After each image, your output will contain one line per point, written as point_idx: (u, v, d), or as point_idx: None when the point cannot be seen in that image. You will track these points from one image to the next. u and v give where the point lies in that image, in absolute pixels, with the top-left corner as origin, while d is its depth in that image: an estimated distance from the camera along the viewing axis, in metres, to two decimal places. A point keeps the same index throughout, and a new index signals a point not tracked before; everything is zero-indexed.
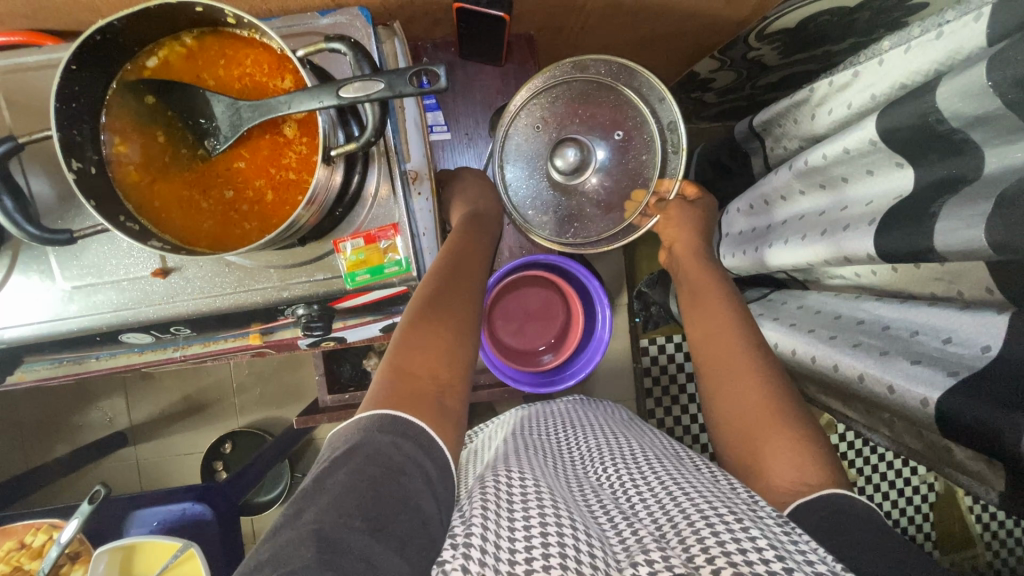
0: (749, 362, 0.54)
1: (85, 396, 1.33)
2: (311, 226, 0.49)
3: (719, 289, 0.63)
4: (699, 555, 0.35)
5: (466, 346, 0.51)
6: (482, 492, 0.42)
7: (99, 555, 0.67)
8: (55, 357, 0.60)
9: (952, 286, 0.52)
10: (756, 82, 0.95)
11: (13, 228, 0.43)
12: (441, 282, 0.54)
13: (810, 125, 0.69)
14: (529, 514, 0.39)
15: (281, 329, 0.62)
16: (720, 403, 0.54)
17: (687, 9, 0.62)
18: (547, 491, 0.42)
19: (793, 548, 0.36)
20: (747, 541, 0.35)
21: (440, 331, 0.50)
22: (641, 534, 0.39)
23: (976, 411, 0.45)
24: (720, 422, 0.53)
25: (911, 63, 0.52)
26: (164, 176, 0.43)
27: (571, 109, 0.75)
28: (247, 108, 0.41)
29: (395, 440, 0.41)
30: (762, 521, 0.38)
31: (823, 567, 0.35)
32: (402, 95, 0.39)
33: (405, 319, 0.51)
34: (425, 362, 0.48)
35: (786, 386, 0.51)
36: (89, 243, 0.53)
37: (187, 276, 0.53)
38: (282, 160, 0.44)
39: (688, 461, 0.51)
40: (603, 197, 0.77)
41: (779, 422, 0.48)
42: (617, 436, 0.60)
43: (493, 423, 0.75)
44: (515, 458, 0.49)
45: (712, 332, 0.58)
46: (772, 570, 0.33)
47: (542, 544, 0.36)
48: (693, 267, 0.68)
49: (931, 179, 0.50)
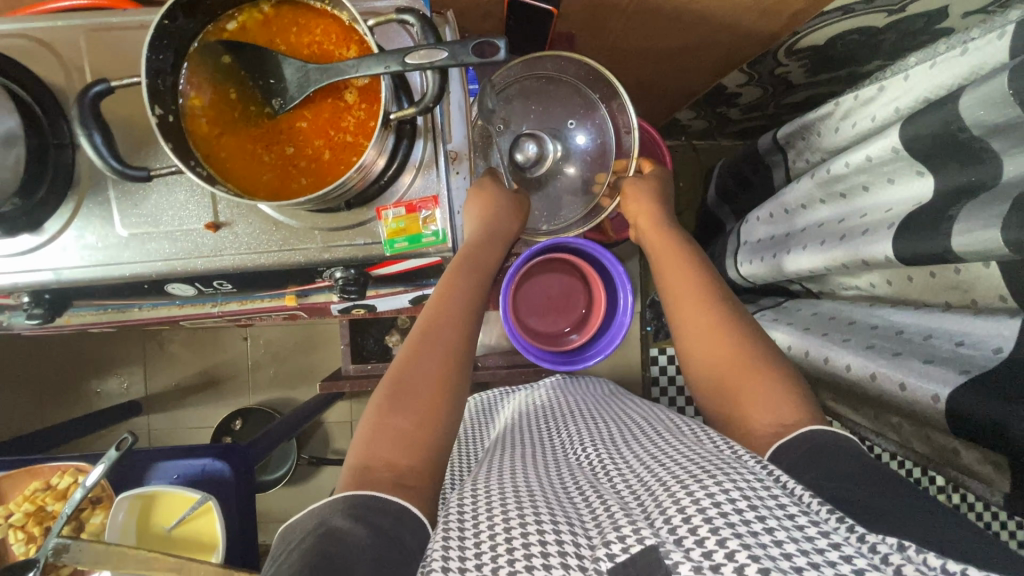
0: (725, 329, 0.60)
1: (105, 362, 1.37)
2: (358, 190, 0.52)
3: (700, 284, 0.64)
4: (676, 517, 0.40)
5: (444, 411, 0.56)
6: (457, 510, 0.46)
7: (120, 501, 0.70)
8: (102, 303, 0.63)
9: (967, 294, 0.54)
10: (780, 99, 0.99)
11: (99, 161, 0.46)
12: (414, 354, 0.59)
13: (833, 138, 0.72)
14: (495, 524, 0.43)
15: (316, 293, 0.65)
16: (701, 368, 0.61)
17: (722, 17, 0.66)
18: (512, 498, 0.47)
19: (767, 495, 0.41)
20: (722, 498, 0.41)
21: (411, 406, 0.55)
22: (617, 511, 0.44)
23: (985, 406, 0.47)
24: (703, 375, 0.60)
25: (935, 78, 0.55)
26: (232, 130, 0.47)
27: (525, 105, 0.76)
28: (316, 71, 0.44)
29: (349, 517, 0.45)
30: (737, 474, 0.44)
31: (794, 508, 0.40)
32: (463, 64, 0.42)
33: (379, 395, 0.56)
34: (389, 451, 0.52)
35: (758, 339, 0.58)
36: (148, 193, 0.56)
37: (236, 231, 0.56)
38: (342, 123, 0.47)
39: (666, 432, 0.57)
40: (572, 183, 0.80)
41: (760, 375, 0.55)
42: (601, 428, 0.65)
43: (484, 427, 0.85)
44: (489, 474, 0.54)
45: (689, 318, 0.62)
46: (745, 519, 0.38)
47: (507, 550, 0.41)
48: (669, 262, 0.67)
49: (951, 187, 0.52)
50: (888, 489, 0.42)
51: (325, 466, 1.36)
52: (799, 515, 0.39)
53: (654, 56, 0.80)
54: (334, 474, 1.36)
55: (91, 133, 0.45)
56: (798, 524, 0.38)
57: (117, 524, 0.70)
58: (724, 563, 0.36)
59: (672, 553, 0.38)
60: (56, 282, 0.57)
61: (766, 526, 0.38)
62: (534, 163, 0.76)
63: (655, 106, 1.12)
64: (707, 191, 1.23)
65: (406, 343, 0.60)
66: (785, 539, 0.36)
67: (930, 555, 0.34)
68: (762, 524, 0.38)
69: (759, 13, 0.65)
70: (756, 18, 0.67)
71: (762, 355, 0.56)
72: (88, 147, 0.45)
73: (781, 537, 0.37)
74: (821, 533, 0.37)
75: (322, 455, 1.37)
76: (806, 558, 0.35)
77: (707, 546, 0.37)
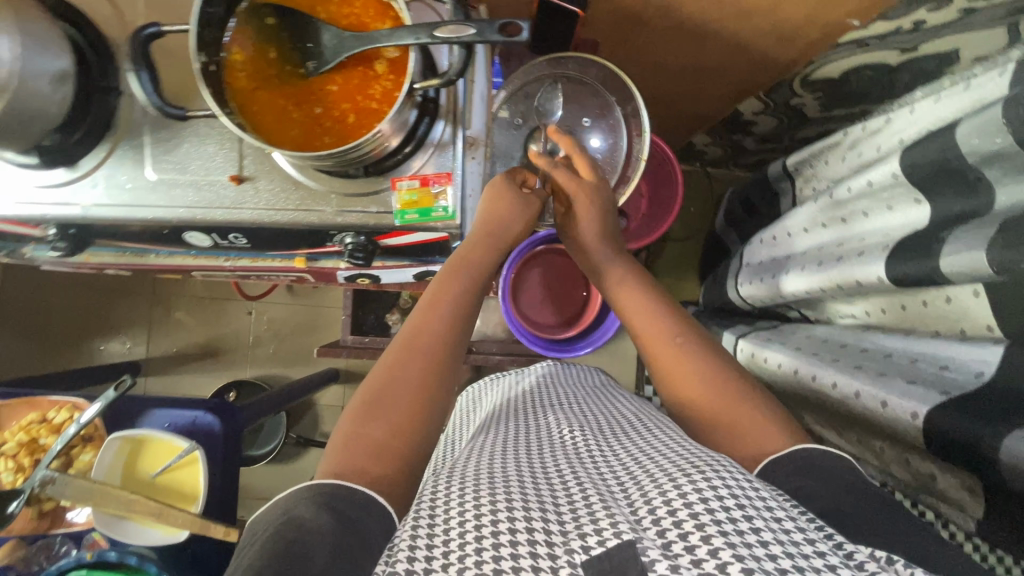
0: (702, 357, 0.59)
1: (112, 320, 1.39)
2: (374, 156, 0.55)
3: (665, 315, 0.64)
4: (661, 509, 0.41)
5: (425, 412, 0.57)
6: (429, 497, 0.47)
7: (110, 442, 0.71)
8: (122, 245, 0.66)
9: (956, 323, 0.55)
10: (793, 132, 1.02)
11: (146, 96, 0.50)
12: (399, 359, 0.59)
13: (839, 167, 0.75)
14: (466, 512, 0.43)
15: (325, 258, 0.67)
16: (681, 393, 0.58)
17: (741, 39, 0.69)
18: (486, 485, 0.47)
19: (756, 496, 0.41)
20: (710, 492, 0.41)
21: (391, 413, 0.55)
22: (596, 505, 0.44)
23: (960, 426, 0.48)
24: (683, 402, 0.58)
25: (939, 112, 0.57)
26: (267, 85, 0.50)
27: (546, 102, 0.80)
28: (352, 39, 0.47)
29: (317, 509, 0.45)
30: (725, 469, 0.44)
31: (782, 512, 0.40)
32: (489, 41, 0.44)
33: (358, 400, 0.57)
34: (362, 456, 0.51)
35: (742, 373, 0.57)
36: (180, 142, 0.60)
37: (257, 186, 0.59)
38: (368, 91, 0.50)
39: (658, 428, 0.57)
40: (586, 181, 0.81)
41: (744, 403, 0.54)
42: (583, 420, 0.64)
43: (471, 414, 0.84)
44: (461, 467, 0.54)
45: (662, 350, 0.61)
46: (732, 517, 0.39)
47: (476, 539, 0.41)
48: (636, 289, 0.67)
49: (946, 214, 0.54)
50: (858, 492, 0.43)
51: (312, 448, 1.37)
52: (785, 518, 0.39)
53: (672, 73, 0.83)
54: (319, 458, 1.36)
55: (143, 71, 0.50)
56: (786, 528, 0.38)
57: (105, 463, 0.71)
58: (705, 559, 0.36)
59: (649, 551, 0.38)
60: (81, 217, 0.59)
61: (753, 524, 0.38)
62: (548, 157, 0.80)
63: (672, 127, 1.15)
64: (716, 217, 1.25)
65: (390, 349, 0.61)
66: (772, 541, 0.37)
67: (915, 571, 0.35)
68: (749, 521, 0.38)
69: (775, 38, 0.68)
70: (772, 44, 0.70)
71: (746, 385, 0.55)
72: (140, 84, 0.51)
73: (768, 537, 0.37)
74: (807, 539, 0.38)
75: (310, 437, 1.38)
76: (792, 561, 0.35)
77: (691, 541, 0.38)
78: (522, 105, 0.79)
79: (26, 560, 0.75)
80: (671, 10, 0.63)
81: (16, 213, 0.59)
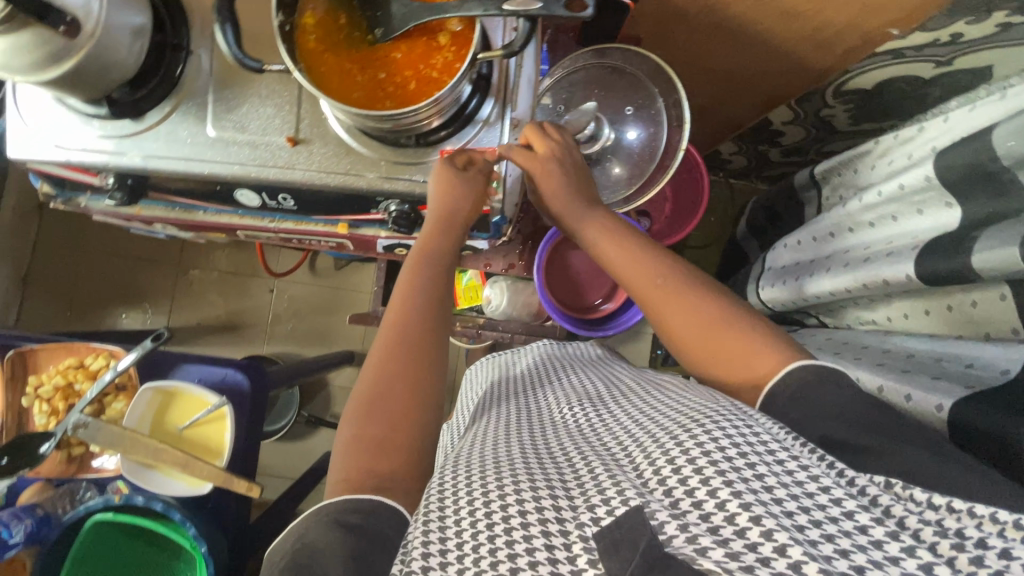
0: (692, 289, 0.59)
1: (135, 289, 1.42)
2: (426, 126, 0.57)
3: (655, 268, 0.62)
4: (666, 469, 0.42)
5: (426, 373, 0.59)
6: (437, 489, 0.47)
7: (143, 392, 0.74)
8: (174, 199, 0.69)
9: (981, 328, 0.58)
10: (821, 146, 1.04)
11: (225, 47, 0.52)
12: (384, 360, 0.59)
13: (869, 175, 0.77)
14: (474, 504, 0.44)
15: (366, 226, 0.71)
16: (676, 327, 0.59)
17: (780, 44, 0.72)
18: (492, 471, 0.48)
19: (756, 440, 0.43)
20: (710, 444, 0.42)
21: (388, 413, 0.56)
22: (602, 475, 0.45)
23: (985, 418, 0.49)
24: (680, 346, 0.59)
25: (975, 119, 0.59)
26: (335, 49, 0.52)
27: (589, 91, 0.82)
28: (420, 9, 0.50)
29: (328, 528, 0.46)
30: (724, 417, 0.45)
31: (783, 452, 0.42)
32: (555, 16, 0.47)
33: (353, 407, 0.57)
34: (370, 458, 0.53)
35: (730, 297, 0.59)
36: (240, 103, 0.62)
37: (311, 150, 0.62)
38: (430, 60, 0.53)
39: (653, 391, 0.58)
40: (626, 169, 0.82)
41: (737, 327, 0.55)
42: (577, 398, 0.65)
43: (468, 397, 0.86)
44: (461, 456, 0.54)
45: (656, 293, 0.60)
46: (734, 466, 0.40)
47: (488, 529, 0.42)
48: (621, 253, 0.65)
49: (978, 216, 0.55)
50: (867, 401, 0.45)
51: (322, 427, 1.39)
52: (789, 460, 0.41)
53: (707, 74, 0.86)
54: (328, 438, 1.38)
55: (224, 23, 0.51)
56: (788, 469, 0.40)
57: (137, 411, 0.74)
58: (714, 512, 0.37)
59: (657, 514, 0.39)
60: (140, 168, 0.62)
61: (756, 472, 0.39)
62: (588, 141, 0.77)
63: (700, 134, 1.17)
64: (736, 226, 1.27)
65: (373, 353, 0.60)
66: (776, 486, 0.38)
67: (914, 491, 0.38)
68: (751, 468, 0.40)
69: (814, 44, 0.71)
70: (811, 50, 0.72)
71: (736, 308, 0.57)
72: (220, 36, 0.51)
73: (772, 482, 0.39)
74: (810, 477, 0.39)
75: (321, 417, 1.40)
76: (796, 503, 0.37)
77: (697, 497, 0.39)
78: (566, 92, 0.82)
79: (51, 504, 0.80)
80: (717, 9, 0.66)
81: (81, 159, 0.62)
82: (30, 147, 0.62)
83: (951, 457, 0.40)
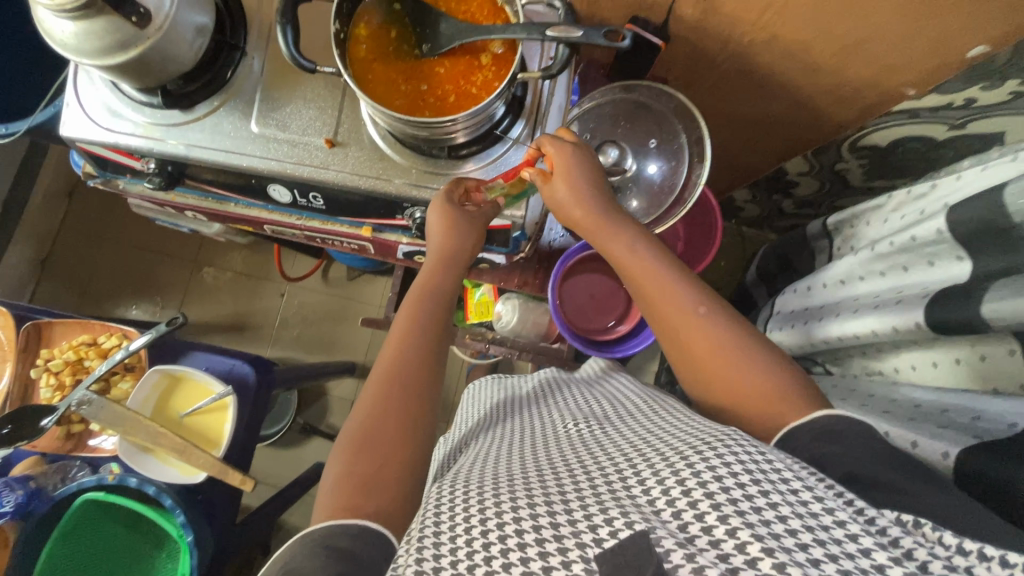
0: (710, 317, 0.58)
1: (149, 280, 1.44)
2: (460, 139, 0.60)
3: (672, 285, 0.60)
4: (676, 490, 0.41)
5: (423, 393, 0.59)
6: (439, 505, 0.46)
7: (150, 374, 0.75)
8: (209, 190, 0.72)
9: (988, 382, 0.60)
10: (834, 200, 1.07)
11: (284, 48, 0.55)
12: (382, 389, 0.58)
13: (881, 227, 0.78)
14: (474, 519, 0.43)
15: (389, 231, 0.74)
16: (692, 358, 0.58)
17: (801, 95, 0.75)
18: (496, 490, 0.47)
19: (769, 466, 0.42)
20: (722, 468, 0.41)
21: (389, 437, 0.55)
22: (605, 495, 0.44)
23: (993, 469, 0.48)
24: (693, 373, 0.59)
25: (987, 177, 0.61)
26: (383, 59, 0.56)
27: (615, 123, 0.85)
28: (467, 29, 0.53)
29: (310, 553, 0.46)
30: (735, 441, 0.44)
31: (798, 481, 0.41)
32: (594, 44, 0.50)
33: (349, 431, 0.56)
34: (364, 475, 0.52)
35: (747, 332, 0.57)
36: (285, 103, 0.66)
37: (348, 153, 0.65)
38: (471, 78, 0.56)
39: (657, 412, 0.57)
40: (644, 200, 0.84)
41: (754, 364, 0.55)
42: (582, 420, 0.63)
43: (471, 409, 0.85)
44: (464, 474, 0.53)
45: (676, 320, 0.59)
46: (749, 494, 0.39)
47: (484, 544, 0.41)
48: (636, 266, 0.63)
49: (988, 269, 0.56)
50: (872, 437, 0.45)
51: (315, 437, 1.37)
52: (803, 489, 0.40)
53: (728, 119, 0.89)
54: (319, 449, 1.36)
55: (286, 24, 0.55)
56: (802, 499, 0.39)
57: (143, 392, 0.75)
58: (725, 540, 0.37)
59: (662, 541, 0.38)
60: (182, 157, 0.65)
61: (770, 500, 0.39)
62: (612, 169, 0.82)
63: (717, 178, 1.21)
64: (747, 272, 1.29)
65: (370, 381, 0.60)
66: (791, 516, 0.37)
67: (944, 534, 0.36)
68: (764, 497, 0.39)
69: (834, 96, 0.74)
70: (830, 103, 0.76)
71: (753, 344, 0.56)
72: (280, 35, 0.55)
73: (785, 512, 0.38)
74: (825, 507, 0.38)
75: (315, 426, 1.38)
76: (812, 535, 0.36)
77: (708, 521, 0.38)
78: (593, 123, 0.85)
79: (44, 477, 0.80)
80: (743, 56, 0.70)
81: (127, 143, 0.65)
82: (82, 127, 0.65)
83: (957, 502, 0.40)
